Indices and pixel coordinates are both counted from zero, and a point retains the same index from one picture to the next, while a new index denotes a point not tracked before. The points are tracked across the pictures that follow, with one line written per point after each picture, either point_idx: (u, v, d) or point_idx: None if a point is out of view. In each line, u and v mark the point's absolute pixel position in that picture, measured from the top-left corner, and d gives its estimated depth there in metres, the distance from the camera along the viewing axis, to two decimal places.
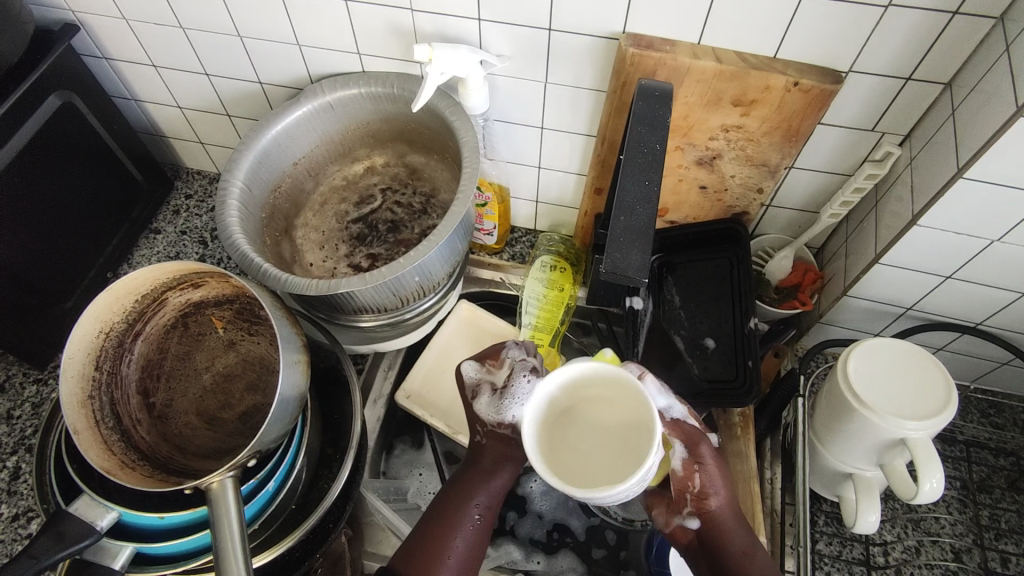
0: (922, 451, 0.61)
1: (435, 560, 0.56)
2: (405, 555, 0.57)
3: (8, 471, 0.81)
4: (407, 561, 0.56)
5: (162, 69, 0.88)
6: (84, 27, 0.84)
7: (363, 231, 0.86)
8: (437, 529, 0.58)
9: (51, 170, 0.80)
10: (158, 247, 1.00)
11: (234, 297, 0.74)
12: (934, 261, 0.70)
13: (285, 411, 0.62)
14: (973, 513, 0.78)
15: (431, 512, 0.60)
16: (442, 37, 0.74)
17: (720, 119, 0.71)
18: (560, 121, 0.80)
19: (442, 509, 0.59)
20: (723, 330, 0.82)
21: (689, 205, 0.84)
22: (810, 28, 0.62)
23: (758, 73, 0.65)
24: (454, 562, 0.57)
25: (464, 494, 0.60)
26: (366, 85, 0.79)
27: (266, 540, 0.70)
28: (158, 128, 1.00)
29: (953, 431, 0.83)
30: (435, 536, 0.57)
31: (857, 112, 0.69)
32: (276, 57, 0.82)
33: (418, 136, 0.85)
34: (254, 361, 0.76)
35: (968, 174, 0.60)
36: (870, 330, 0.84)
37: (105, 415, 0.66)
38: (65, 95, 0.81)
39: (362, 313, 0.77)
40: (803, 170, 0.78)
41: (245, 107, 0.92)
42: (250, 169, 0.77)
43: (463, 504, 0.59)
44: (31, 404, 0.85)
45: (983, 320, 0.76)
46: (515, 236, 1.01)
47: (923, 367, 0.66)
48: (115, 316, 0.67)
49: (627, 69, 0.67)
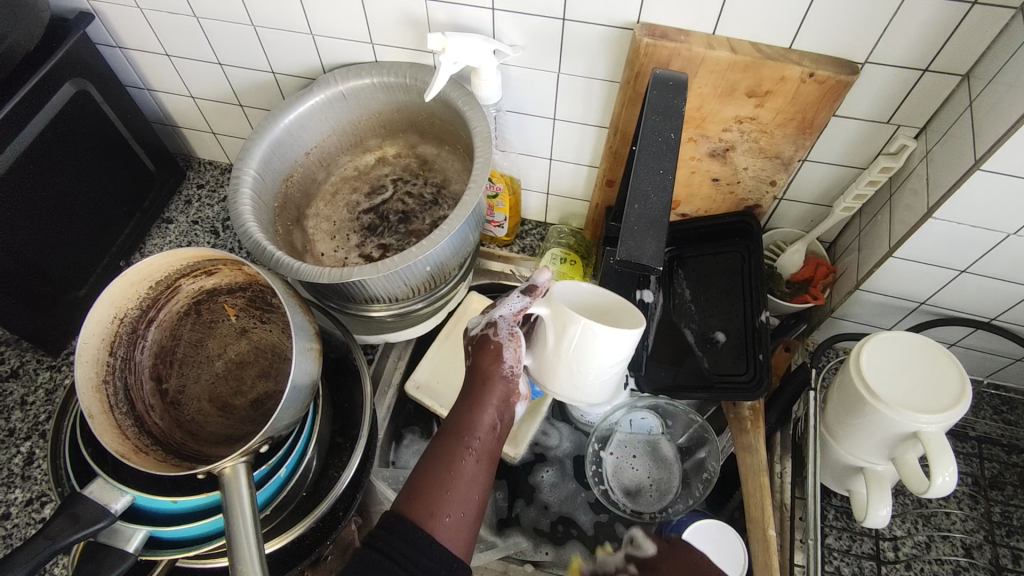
0: (935, 444, 0.60)
1: (445, 493, 0.54)
2: (411, 492, 0.54)
3: (22, 456, 0.82)
4: (412, 501, 0.54)
5: (175, 58, 0.88)
6: (99, 16, 0.85)
7: (374, 222, 0.87)
8: (438, 462, 0.56)
9: (65, 158, 0.81)
10: (170, 236, 1.00)
11: (246, 285, 0.75)
12: (948, 255, 0.70)
13: (297, 398, 0.63)
14: (984, 509, 0.77)
15: (432, 448, 0.58)
16: (456, 27, 0.74)
17: (734, 110, 0.71)
18: (572, 112, 0.80)
19: (441, 443, 0.58)
20: (734, 323, 0.82)
21: (701, 197, 0.83)
22: (827, 17, 0.62)
23: (774, 64, 0.65)
24: (462, 493, 0.55)
25: (465, 428, 0.59)
26: (378, 75, 0.79)
27: (277, 526, 0.70)
28: (171, 118, 1.01)
29: (965, 427, 0.83)
30: (441, 470, 0.56)
31: (873, 104, 0.69)
32: (289, 46, 0.82)
33: (430, 127, 0.86)
34: (266, 348, 0.76)
35: (984, 166, 0.59)
36: (882, 325, 0.84)
37: (118, 401, 0.66)
38: (79, 84, 0.81)
39: (373, 303, 0.77)
40: (817, 163, 0.78)
41: (257, 97, 0.92)
42: (263, 157, 0.77)
43: (463, 437, 0.59)
44: (45, 390, 0.86)
45: (997, 315, 0.75)
46: (526, 228, 1.01)
47: (936, 360, 0.65)
48: (129, 303, 0.67)
49: (641, 59, 0.67)
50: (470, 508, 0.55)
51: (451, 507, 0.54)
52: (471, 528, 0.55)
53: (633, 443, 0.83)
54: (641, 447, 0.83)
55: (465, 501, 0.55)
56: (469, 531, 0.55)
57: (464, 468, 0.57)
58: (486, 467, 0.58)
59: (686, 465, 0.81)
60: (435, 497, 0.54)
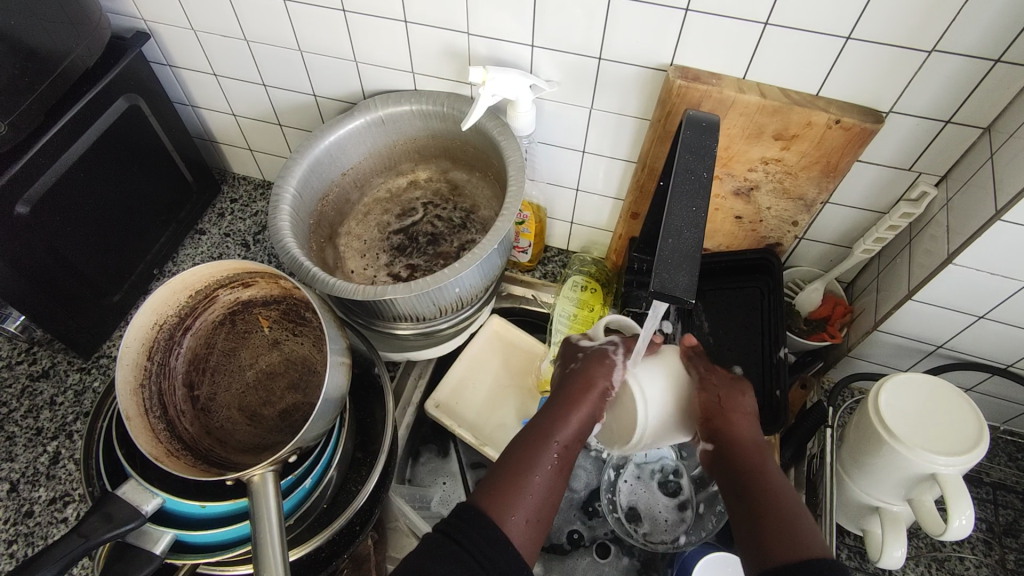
0: (952, 487, 0.61)
1: (516, 496, 0.52)
2: (486, 491, 0.52)
3: (48, 455, 0.84)
4: (489, 495, 0.52)
5: (222, 78, 0.93)
6: (153, 36, 0.89)
7: (403, 242, 0.89)
8: (518, 465, 0.54)
9: (112, 169, 0.84)
10: (202, 247, 1.03)
11: (281, 298, 0.77)
12: (967, 300, 0.71)
13: (327, 410, 0.65)
14: (998, 556, 0.78)
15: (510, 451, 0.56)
16: (495, 61, 0.77)
17: (761, 151, 0.74)
18: (602, 145, 0.83)
19: (524, 444, 0.56)
20: (752, 357, 0.83)
21: (724, 233, 0.86)
22: (854, 67, 0.65)
23: (802, 110, 0.67)
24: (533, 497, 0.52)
25: (547, 432, 0.56)
26: (417, 103, 0.82)
27: (296, 537, 0.71)
28: (211, 133, 1.04)
29: (980, 472, 0.83)
30: (515, 472, 0.53)
31: (896, 151, 0.71)
32: (334, 72, 0.86)
33: (462, 154, 0.89)
34: (296, 361, 0.78)
35: (1006, 216, 0.61)
36: (900, 366, 0.85)
37: (152, 405, 0.68)
38: (131, 98, 0.85)
39: (401, 321, 0.79)
40: (839, 205, 0.80)
41: (297, 118, 0.96)
42: (303, 176, 0.80)
43: (541, 441, 0.56)
44: (74, 391, 0.88)
45: (1013, 362, 0.77)
46: (548, 254, 1.03)
47: (953, 403, 0.67)
48: (170, 309, 0.70)
49: (673, 99, 0.70)
50: (539, 512, 0.52)
51: (524, 509, 0.51)
52: (540, 533, 0.52)
53: (649, 469, 0.84)
54: (655, 474, 0.84)
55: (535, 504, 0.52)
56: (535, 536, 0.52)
57: (538, 472, 0.54)
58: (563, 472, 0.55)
59: (701, 496, 0.81)
60: (501, 500, 0.51)
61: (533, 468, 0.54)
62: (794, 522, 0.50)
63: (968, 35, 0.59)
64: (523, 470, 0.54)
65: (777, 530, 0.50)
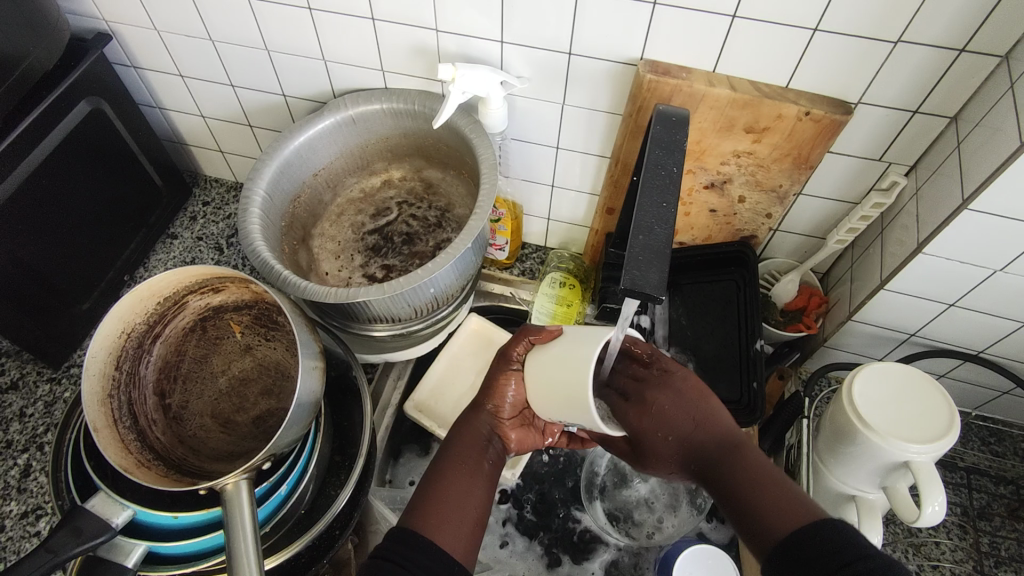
0: (925, 472, 0.62)
1: (442, 509, 0.55)
2: (414, 510, 0.55)
3: (18, 468, 0.82)
4: (417, 512, 0.55)
5: (188, 79, 0.91)
6: (115, 36, 0.87)
7: (378, 243, 0.88)
8: (440, 483, 0.57)
9: (75, 174, 0.82)
10: (174, 252, 1.01)
11: (252, 303, 0.77)
12: (939, 288, 0.72)
13: (301, 415, 0.64)
14: (973, 539, 0.79)
15: (431, 471, 0.59)
16: (465, 58, 0.76)
17: (732, 145, 0.74)
18: (575, 142, 0.82)
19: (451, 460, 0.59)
20: (729, 349, 0.84)
21: (700, 227, 0.86)
22: (823, 60, 0.65)
23: (771, 102, 0.67)
24: (460, 507, 0.56)
25: (462, 446, 0.61)
26: (388, 102, 0.81)
27: (274, 545, 0.70)
28: (180, 136, 1.03)
29: (955, 457, 0.85)
30: (433, 486, 0.57)
31: (866, 141, 0.72)
32: (302, 71, 0.85)
33: (436, 152, 0.88)
34: (269, 366, 0.77)
35: (973, 205, 0.62)
36: (875, 355, 0.86)
37: (122, 415, 0.68)
38: (94, 102, 0.83)
39: (376, 323, 0.78)
40: (811, 197, 0.80)
41: (267, 118, 0.94)
42: (273, 178, 0.78)
43: (456, 455, 0.60)
44: (44, 403, 0.86)
45: (985, 348, 0.78)
46: (527, 251, 1.03)
47: (923, 390, 0.67)
48: (137, 318, 0.69)
49: (643, 94, 0.70)
50: (469, 518, 0.56)
51: (454, 518, 0.55)
52: (472, 540, 0.55)
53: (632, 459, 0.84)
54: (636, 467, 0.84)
55: (461, 511, 0.55)
56: (468, 538, 0.55)
57: (456, 483, 0.57)
58: (475, 482, 0.58)
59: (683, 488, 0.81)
60: (427, 512, 0.54)
61: (459, 472, 0.58)
62: (762, 503, 0.50)
63: (933, 25, 0.59)
64: (450, 478, 0.58)
65: (761, 512, 0.49)
